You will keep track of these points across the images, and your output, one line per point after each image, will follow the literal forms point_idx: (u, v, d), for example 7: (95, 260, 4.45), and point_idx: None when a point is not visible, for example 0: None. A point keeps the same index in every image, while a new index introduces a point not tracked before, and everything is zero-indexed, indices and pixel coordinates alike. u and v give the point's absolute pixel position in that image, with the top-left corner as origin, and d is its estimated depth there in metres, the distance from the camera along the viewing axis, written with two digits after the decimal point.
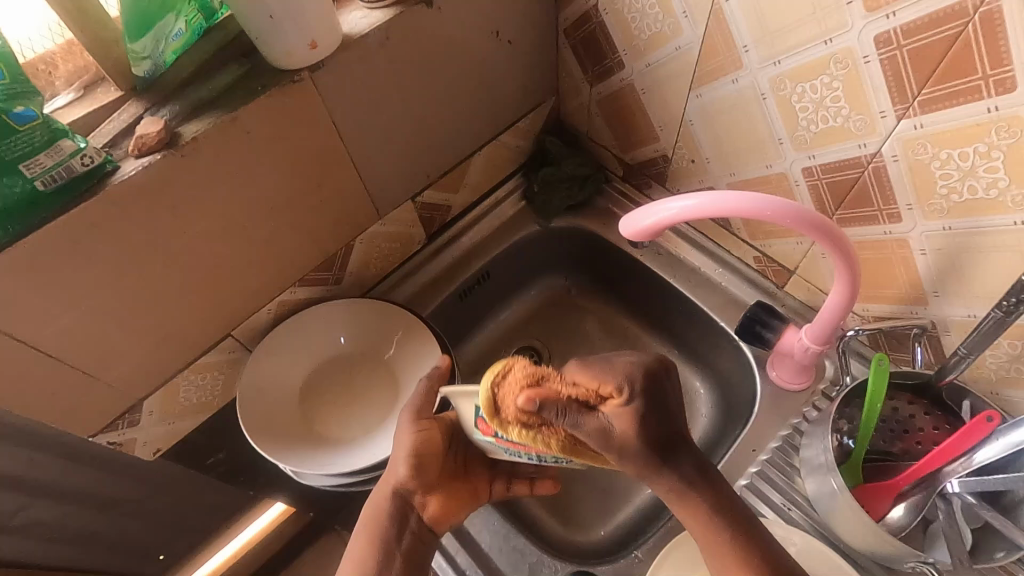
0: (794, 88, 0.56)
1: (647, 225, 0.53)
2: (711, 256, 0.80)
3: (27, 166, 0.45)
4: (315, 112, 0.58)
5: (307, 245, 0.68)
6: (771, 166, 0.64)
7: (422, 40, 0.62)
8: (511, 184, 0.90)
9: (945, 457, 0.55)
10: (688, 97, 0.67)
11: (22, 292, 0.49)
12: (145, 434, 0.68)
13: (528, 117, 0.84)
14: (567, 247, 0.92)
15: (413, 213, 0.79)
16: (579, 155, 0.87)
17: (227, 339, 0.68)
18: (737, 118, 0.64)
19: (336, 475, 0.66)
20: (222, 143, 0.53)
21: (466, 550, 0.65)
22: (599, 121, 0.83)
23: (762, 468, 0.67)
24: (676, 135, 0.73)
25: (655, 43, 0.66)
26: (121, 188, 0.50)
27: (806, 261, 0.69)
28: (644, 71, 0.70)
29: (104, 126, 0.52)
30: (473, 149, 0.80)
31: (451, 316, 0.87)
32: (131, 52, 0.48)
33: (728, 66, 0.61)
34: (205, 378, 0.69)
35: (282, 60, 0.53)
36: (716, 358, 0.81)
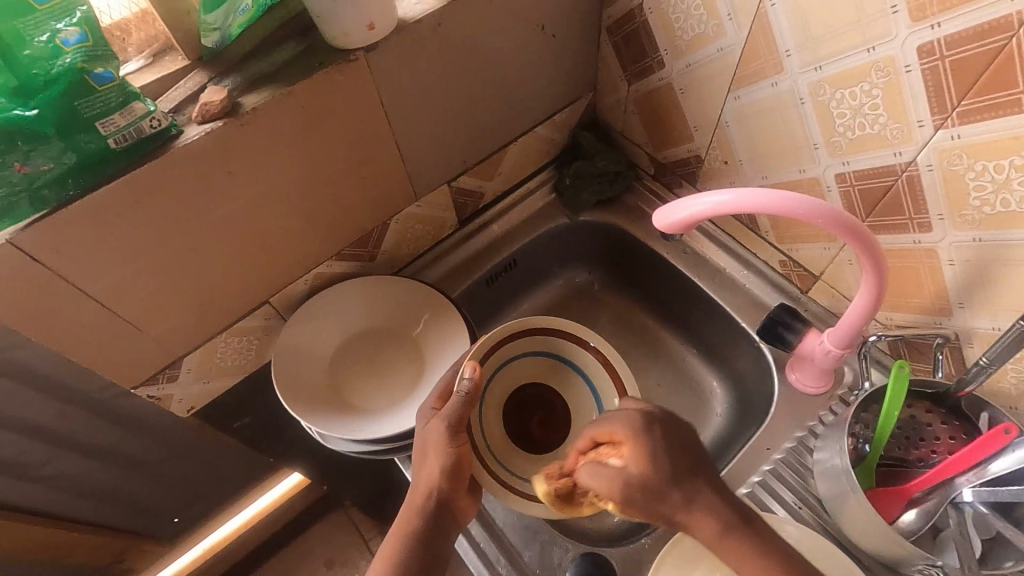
0: (833, 94, 0.58)
1: (679, 218, 0.55)
2: (737, 257, 0.82)
3: (103, 124, 0.48)
4: (366, 90, 0.60)
5: (346, 220, 0.71)
6: (804, 170, 0.65)
7: (473, 28, 0.64)
8: (543, 176, 0.92)
9: (959, 466, 0.56)
10: (726, 99, 0.68)
11: (85, 242, 0.52)
12: (182, 390, 0.71)
13: (565, 111, 0.86)
14: (595, 242, 0.93)
15: (448, 197, 0.81)
16: (612, 152, 0.89)
17: (265, 306, 0.71)
18: (774, 121, 0.65)
19: (361, 441, 0.68)
20: (279, 116, 0.56)
21: (480, 523, 0.67)
22: (634, 119, 0.84)
23: (776, 467, 0.68)
24: (711, 136, 0.74)
25: (697, 45, 0.67)
26: (185, 149, 0.52)
27: (832, 268, 0.70)
28: (684, 72, 0.71)
29: (170, 92, 0.54)
30: (510, 139, 0.82)
31: (478, 300, 0.89)
32: (203, 23, 0.51)
33: (768, 69, 0.62)
34: (242, 341, 0.72)
35: (340, 39, 0.56)
36: (733, 359, 0.83)
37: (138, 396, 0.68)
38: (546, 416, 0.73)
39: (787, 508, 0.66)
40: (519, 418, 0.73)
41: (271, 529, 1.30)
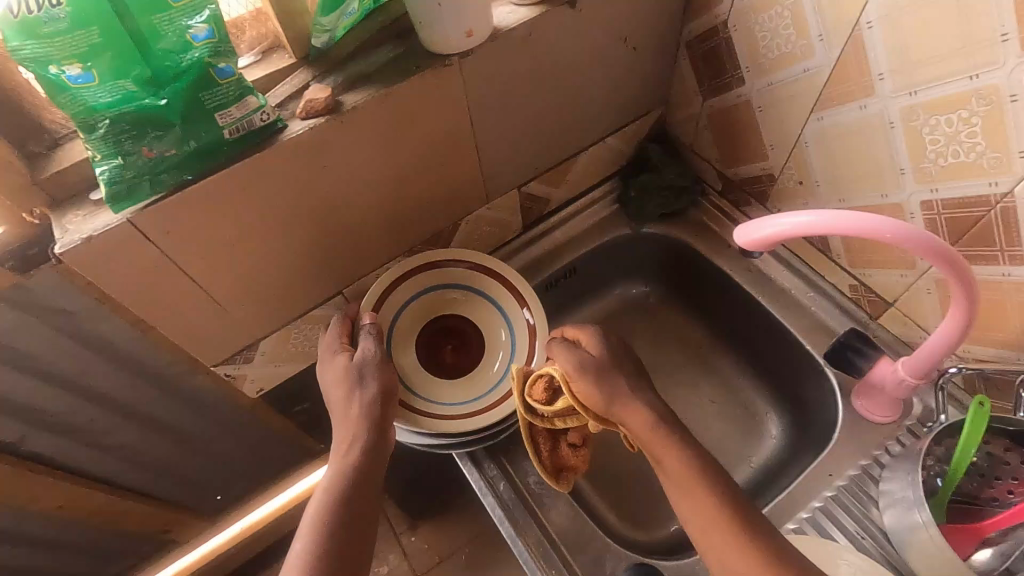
0: (927, 120, 0.57)
1: (762, 236, 0.55)
2: (803, 278, 0.81)
3: (221, 116, 0.51)
4: (455, 95, 0.62)
5: (421, 218, 0.73)
6: (886, 195, 0.65)
7: (560, 38, 0.66)
8: (607, 186, 0.92)
9: None
10: (808, 119, 0.68)
11: (191, 226, 0.55)
12: (255, 371, 0.74)
13: (635, 123, 0.87)
14: (656, 255, 0.94)
15: (516, 202, 0.82)
16: (679, 166, 0.89)
17: (338, 297, 0.74)
18: (859, 144, 0.64)
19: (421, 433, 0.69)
20: (375, 115, 0.58)
21: (536, 526, 0.69)
22: (705, 134, 0.84)
23: (837, 494, 0.67)
24: (787, 155, 0.74)
25: (782, 64, 0.67)
26: (289, 142, 0.55)
27: (908, 295, 0.68)
28: (764, 90, 0.71)
29: (276, 88, 0.57)
30: (580, 148, 0.83)
31: None
32: (317, 25, 0.54)
33: (858, 91, 0.61)
34: (313, 329, 0.75)
35: (438, 44, 0.58)
36: (795, 385, 0.82)
37: (216, 374, 0.71)
38: (456, 344, 0.75)
39: (849, 536, 0.64)
40: (429, 349, 0.74)
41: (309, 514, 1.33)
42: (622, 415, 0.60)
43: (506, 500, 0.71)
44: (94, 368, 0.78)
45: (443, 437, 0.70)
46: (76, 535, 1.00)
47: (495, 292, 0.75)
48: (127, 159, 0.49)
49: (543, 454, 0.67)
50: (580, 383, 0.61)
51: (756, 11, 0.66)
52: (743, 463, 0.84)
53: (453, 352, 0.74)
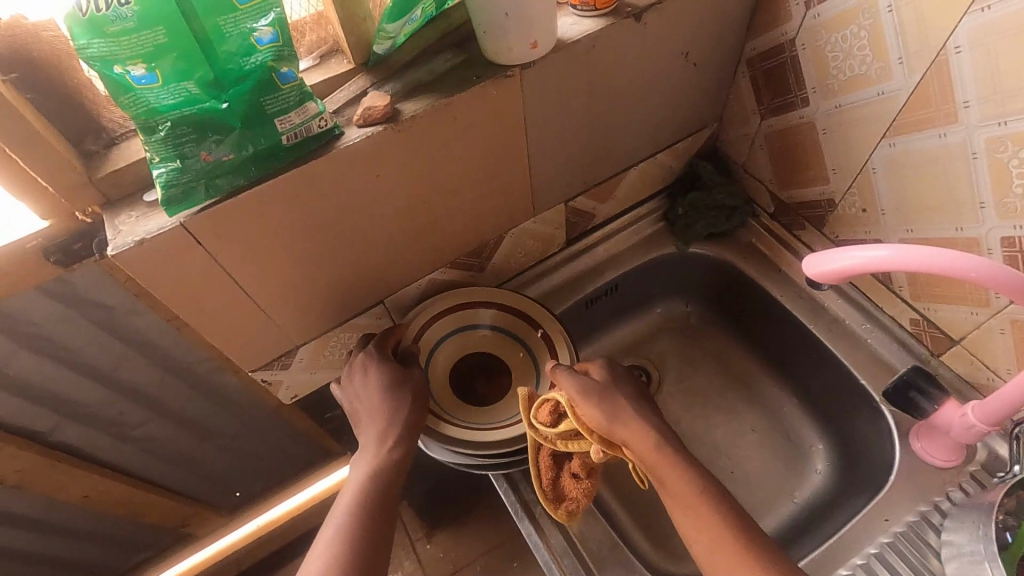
0: (1016, 152, 0.53)
1: (833, 269, 0.52)
2: (859, 309, 0.77)
3: (280, 120, 0.50)
4: (513, 106, 0.60)
5: (467, 230, 0.71)
6: (961, 229, 0.61)
7: (622, 52, 0.63)
8: (654, 203, 0.90)
9: None
10: (879, 144, 0.65)
11: (242, 231, 0.53)
12: (291, 377, 0.73)
13: (688, 140, 0.84)
14: (700, 276, 0.91)
15: (561, 216, 0.80)
16: (730, 185, 0.86)
17: (378, 306, 0.72)
18: (934, 173, 0.61)
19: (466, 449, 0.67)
20: (433, 125, 0.56)
21: (572, 555, 0.66)
22: (760, 154, 0.81)
23: (894, 540, 0.63)
24: (850, 180, 0.70)
25: (853, 86, 0.64)
26: (345, 150, 0.53)
27: (978, 335, 0.65)
28: (831, 112, 0.68)
29: (334, 93, 0.56)
30: (630, 163, 0.81)
31: (575, 320, 0.88)
32: (381, 31, 0.54)
33: (938, 119, 0.58)
34: (352, 337, 0.74)
35: (501, 54, 0.56)
36: (846, 420, 0.78)
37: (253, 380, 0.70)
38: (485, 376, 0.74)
39: None
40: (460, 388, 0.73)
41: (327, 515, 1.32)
42: (626, 435, 0.59)
43: (541, 523, 0.68)
44: (129, 364, 0.78)
45: (487, 454, 0.68)
46: (98, 526, 1.00)
47: (520, 331, 0.74)
48: (186, 162, 0.48)
49: (544, 484, 0.64)
50: (590, 408, 0.60)
51: (830, 30, 0.63)
52: (786, 498, 0.80)
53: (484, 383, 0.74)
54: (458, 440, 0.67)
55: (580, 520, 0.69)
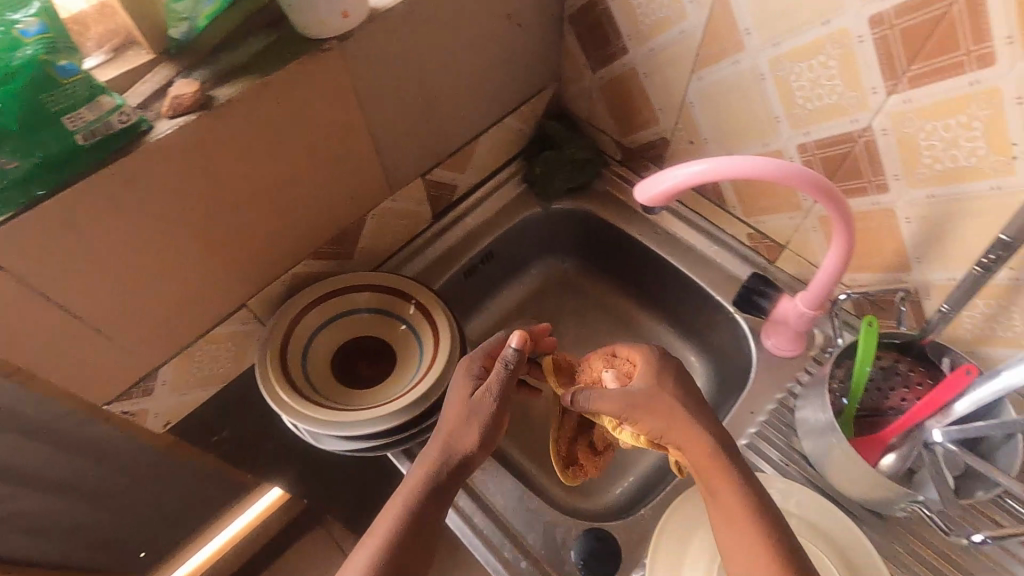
0: (792, 68, 0.61)
1: (660, 189, 0.57)
2: (705, 234, 0.85)
3: (69, 119, 0.46)
4: (340, 78, 0.59)
5: (320, 216, 0.69)
6: (768, 143, 0.69)
7: (445, 13, 0.65)
8: (513, 166, 0.93)
9: (932, 408, 0.59)
10: (688, 79, 0.71)
11: (48, 245, 0.49)
12: (158, 405, 0.68)
13: (529, 103, 0.87)
14: (565, 228, 0.95)
15: (422, 190, 0.81)
16: (578, 139, 0.91)
17: (242, 310, 0.69)
18: (738, 99, 0.68)
19: (360, 436, 0.66)
20: (253, 105, 0.54)
21: (483, 512, 0.67)
22: (599, 106, 0.86)
23: (761, 429, 0.71)
24: (676, 115, 0.77)
25: (658, 28, 0.70)
26: (158, 144, 0.50)
27: (800, 237, 0.74)
28: (646, 56, 0.74)
29: (135, 86, 0.52)
30: (479, 129, 0.82)
31: (457, 292, 0.89)
32: (170, 12, 0.51)
33: (728, 49, 0.65)
34: (218, 349, 0.69)
35: (313, 28, 0.55)
36: (709, 333, 0.86)
37: (112, 415, 0.65)
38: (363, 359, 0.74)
39: (776, 465, 0.68)
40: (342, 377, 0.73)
41: (245, 556, 1.24)
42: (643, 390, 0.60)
43: (455, 502, 0.68)
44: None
45: (381, 437, 0.67)
46: None
47: (392, 306, 0.75)
48: None
49: (557, 437, 0.67)
50: (653, 424, 0.57)
51: None
52: None
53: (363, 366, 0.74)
54: (352, 423, 0.66)
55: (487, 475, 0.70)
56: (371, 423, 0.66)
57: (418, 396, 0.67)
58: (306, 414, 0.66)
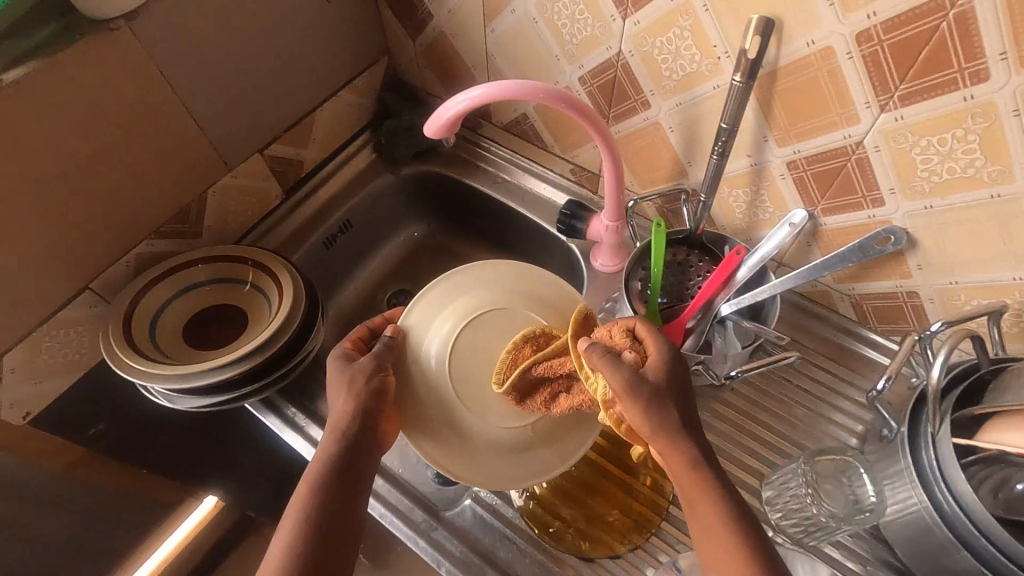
0: (916, 141, 0.52)
1: (441, 121, 0.60)
2: (539, 179, 0.89)
3: None
4: (138, 60, 0.62)
5: (169, 186, 0.71)
6: (873, 214, 0.60)
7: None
8: (361, 140, 0.94)
9: (714, 291, 0.68)
10: (570, 69, 0.71)
11: None
12: (11, 394, 0.67)
13: (364, 76, 0.90)
14: (444, 190, 0.96)
15: (263, 166, 0.82)
16: (417, 108, 0.94)
17: (85, 293, 0.68)
18: (836, 167, 0.58)
19: (198, 396, 0.65)
20: (80, 70, 0.58)
21: (462, 542, 0.62)
22: (427, 73, 0.90)
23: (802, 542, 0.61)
24: (486, 71, 0.81)
25: (688, 85, 0.63)
26: None
27: (794, 251, 0.69)
28: (672, 111, 0.66)
29: None
30: (314, 105, 0.85)
31: (320, 265, 0.91)
32: None
33: (706, 72, 0.60)
34: (68, 335, 0.69)
35: (95, 9, 0.57)
36: (552, 262, 0.91)
37: None
38: (222, 322, 0.72)
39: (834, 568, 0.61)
40: (197, 338, 0.71)
41: None
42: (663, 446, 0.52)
43: (386, 494, 0.65)
44: None
45: (208, 400, 0.65)
46: None
47: (237, 273, 0.74)
48: None
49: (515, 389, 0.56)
50: (634, 412, 0.51)
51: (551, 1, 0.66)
52: None
53: (221, 328, 0.72)
54: (176, 381, 0.63)
55: (469, 525, 0.64)
56: (208, 371, 0.64)
57: (232, 359, 0.65)
58: (158, 376, 0.62)
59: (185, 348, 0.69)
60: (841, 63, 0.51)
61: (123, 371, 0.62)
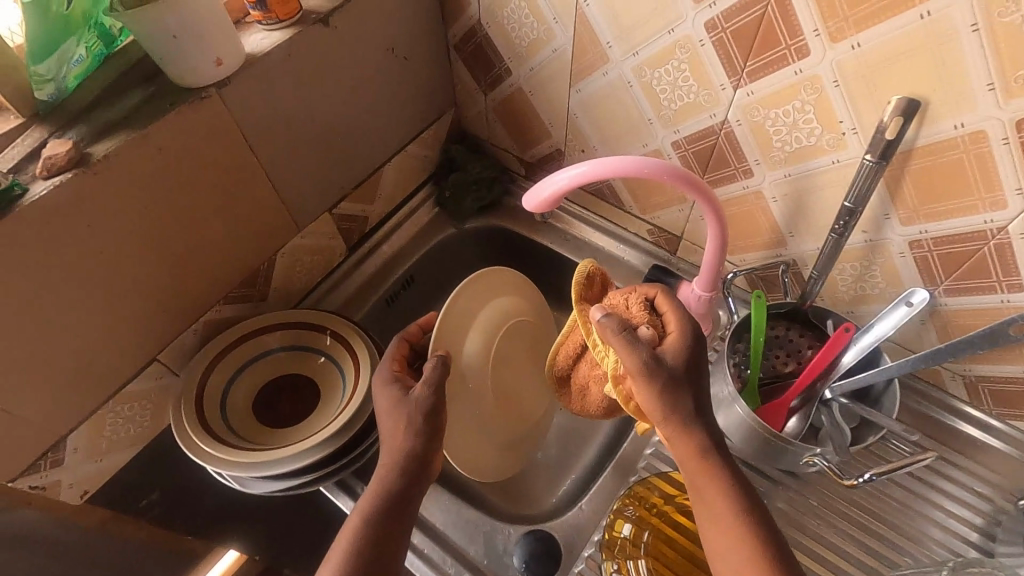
0: None
1: (544, 197, 0.57)
2: (612, 237, 0.86)
3: None
4: (225, 127, 0.58)
5: (241, 251, 0.68)
6: (1007, 299, 0.55)
7: (326, 57, 0.65)
8: (423, 193, 0.91)
9: (818, 371, 0.64)
10: (664, 133, 0.68)
11: None
12: (71, 474, 0.63)
13: (431, 129, 0.87)
14: (508, 244, 0.92)
15: (331, 225, 0.79)
16: (483, 160, 0.91)
17: (153, 365, 0.64)
18: (970, 249, 0.54)
19: (271, 481, 0.61)
20: (169, 141, 0.54)
21: None
22: (496, 126, 0.87)
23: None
24: (565, 129, 0.78)
25: (801, 158, 0.59)
26: (31, 209, 0.48)
27: (907, 330, 0.65)
28: (779, 182, 0.63)
29: (8, 150, 0.50)
30: (383, 160, 0.82)
31: (382, 323, 0.87)
32: (35, 74, 0.48)
33: (826, 146, 0.57)
34: (133, 409, 0.65)
35: (187, 77, 0.54)
36: None
37: (16, 490, 0.59)
38: (294, 395, 0.69)
39: None
40: (268, 412, 0.67)
41: None
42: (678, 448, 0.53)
43: None
44: None
45: (280, 484, 0.62)
46: None
47: (310, 341, 0.70)
48: None
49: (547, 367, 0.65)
50: (643, 389, 0.52)
51: (652, 67, 0.63)
52: None
53: (292, 403, 0.68)
54: (251, 468, 0.59)
55: None
56: (274, 461, 0.60)
57: (309, 443, 0.61)
58: (218, 459, 0.58)
59: (257, 423, 0.66)
60: (994, 147, 0.48)
61: (188, 448, 0.59)
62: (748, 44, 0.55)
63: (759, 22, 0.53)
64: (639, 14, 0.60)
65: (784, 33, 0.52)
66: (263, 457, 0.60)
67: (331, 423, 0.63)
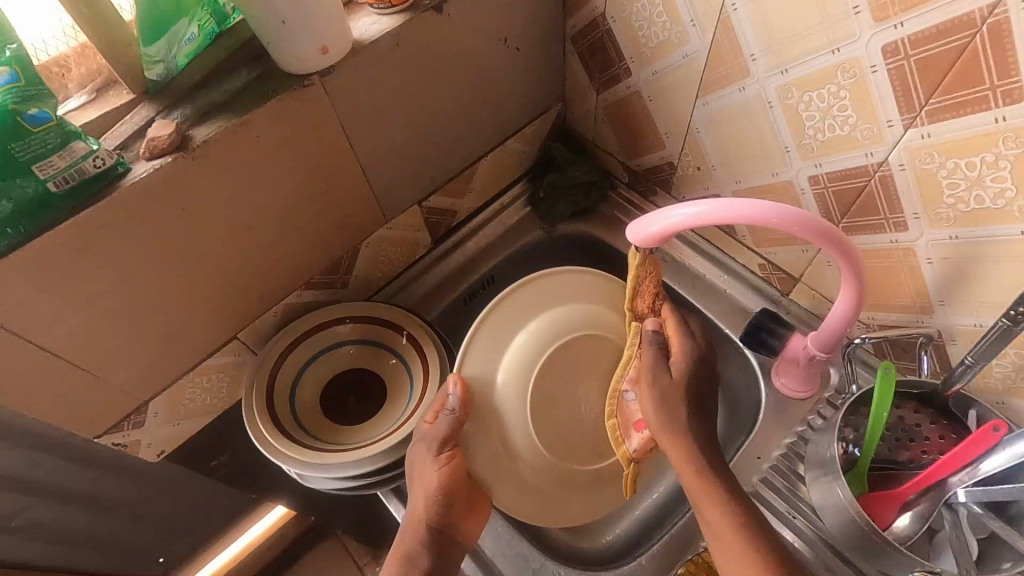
0: None
1: (654, 231, 0.52)
2: (717, 265, 0.77)
3: (40, 167, 0.43)
4: (324, 116, 0.56)
5: (327, 238, 0.66)
6: None
7: (435, 48, 0.61)
8: (517, 189, 0.86)
9: (950, 467, 0.53)
10: (802, 164, 0.58)
11: None
12: (150, 435, 0.65)
13: (535, 124, 0.82)
14: (598, 256, 0.86)
15: (419, 217, 0.76)
16: (585, 162, 0.84)
17: (233, 342, 0.65)
18: None
19: (329, 482, 0.61)
20: (268, 129, 0.53)
21: None
22: (604, 128, 0.80)
23: None
24: (681, 142, 0.70)
25: (975, 221, 0.49)
26: (131, 190, 0.48)
27: None
28: (940, 243, 0.52)
29: (115, 128, 0.50)
30: (480, 154, 0.78)
31: (456, 322, 0.84)
32: (143, 55, 0.47)
33: (1015, 213, 0.46)
34: (210, 382, 0.66)
35: (292, 64, 0.52)
36: (718, 365, 0.78)
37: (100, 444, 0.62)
38: (360, 393, 0.68)
39: None
40: (333, 406, 0.67)
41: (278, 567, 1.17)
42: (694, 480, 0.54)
43: None
44: None
45: (338, 488, 0.62)
46: None
47: (382, 339, 0.68)
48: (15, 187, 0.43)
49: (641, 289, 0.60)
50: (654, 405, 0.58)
51: (802, 89, 0.54)
52: None
53: (357, 401, 0.68)
54: (312, 467, 0.59)
55: None
56: (327, 465, 0.59)
57: (371, 450, 0.60)
58: (275, 449, 0.60)
59: (321, 418, 0.66)
60: None
61: (254, 436, 0.60)
62: (937, 77, 0.45)
63: (957, 53, 0.43)
64: (797, 27, 0.51)
65: (990, 69, 0.42)
66: (324, 457, 0.60)
67: (392, 433, 0.62)
